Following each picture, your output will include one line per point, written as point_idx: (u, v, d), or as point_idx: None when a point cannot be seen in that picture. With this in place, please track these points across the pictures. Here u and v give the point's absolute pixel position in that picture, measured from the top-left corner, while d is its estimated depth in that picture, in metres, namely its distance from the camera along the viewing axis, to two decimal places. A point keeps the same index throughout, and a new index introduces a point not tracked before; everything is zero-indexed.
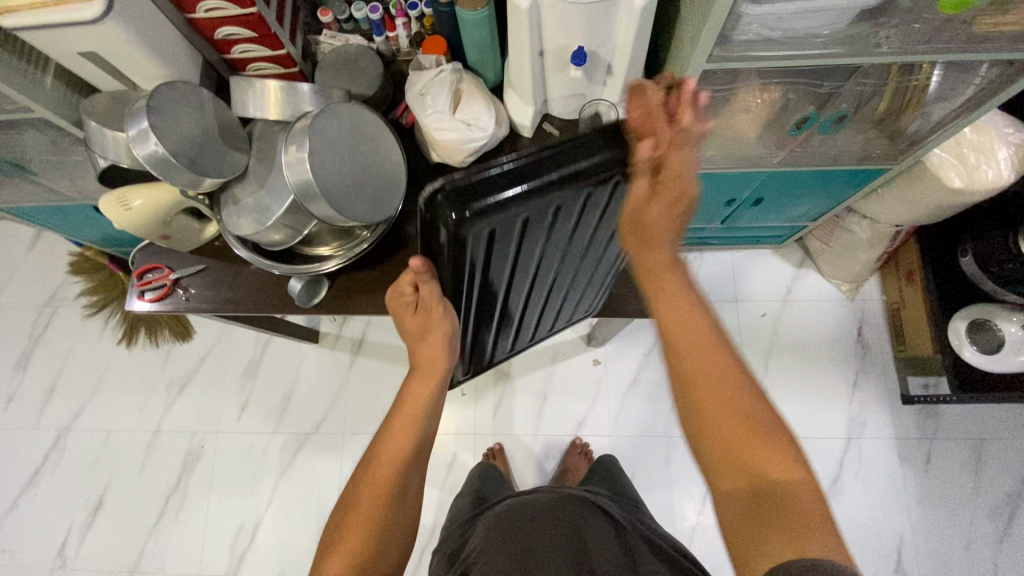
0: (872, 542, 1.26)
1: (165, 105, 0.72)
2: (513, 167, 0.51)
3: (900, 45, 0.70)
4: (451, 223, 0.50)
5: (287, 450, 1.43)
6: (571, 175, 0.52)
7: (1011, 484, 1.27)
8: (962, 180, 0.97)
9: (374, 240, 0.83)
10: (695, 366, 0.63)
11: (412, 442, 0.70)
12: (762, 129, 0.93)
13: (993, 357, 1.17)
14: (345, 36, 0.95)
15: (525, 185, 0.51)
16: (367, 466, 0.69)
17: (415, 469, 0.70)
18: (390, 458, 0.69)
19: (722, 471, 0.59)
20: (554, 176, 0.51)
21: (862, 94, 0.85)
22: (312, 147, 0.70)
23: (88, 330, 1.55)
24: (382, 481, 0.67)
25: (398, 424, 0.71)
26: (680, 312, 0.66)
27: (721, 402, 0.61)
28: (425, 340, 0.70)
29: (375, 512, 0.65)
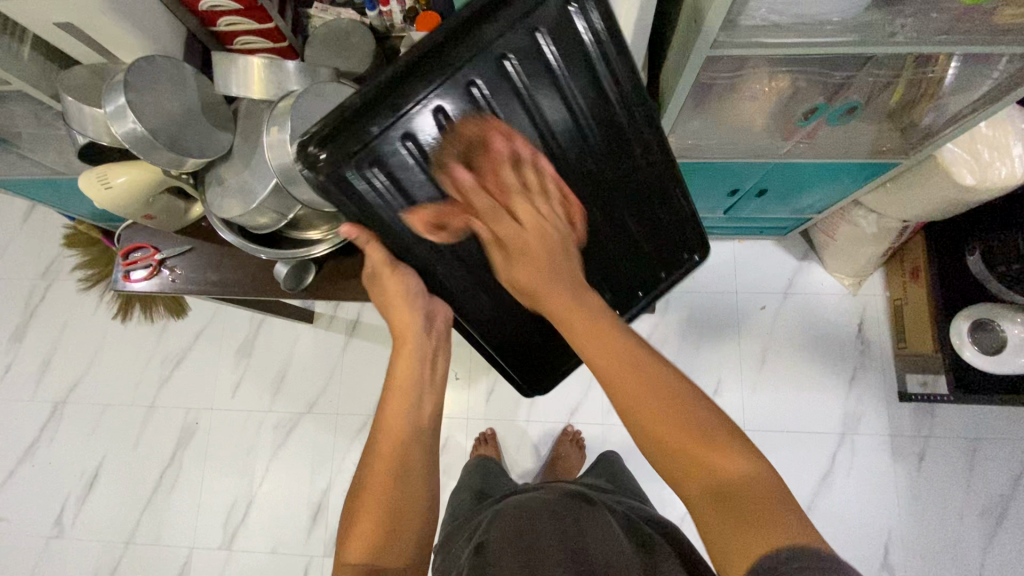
0: (861, 537, 1.26)
1: (142, 80, 0.69)
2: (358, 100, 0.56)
3: (915, 34, 0.67)
4: (321, 170, 0.57)
5: (280, 428, 1.44)
6: (401, 76, 0.56)
7: (1004, 484, 1.27)
8: (974, 178, 0.93)
9: None
10: (612, 372, 0.60)
11: (408, 410, 0.67)
12: (769, 118, 0.89)
13: (997, 357, 1.15)
14: (337, 9, 0.91)
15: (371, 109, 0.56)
16: (369, 450, 0.66)
17: (418, 441, 0.67)
18: (391, 434, 0.66)
19: (679, 478, 0.56)
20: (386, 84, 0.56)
21: (877, 86, 0.81)
22: (294, 128, 0.67)
23: (83, 303, 1.55)
24: (386, 458, 0.64)
25: (388, 398, 0.67)
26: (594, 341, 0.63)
27: (649, 395, 0.58)
28: (392, 307, 0.69)
29: (384, 488, 0.63)
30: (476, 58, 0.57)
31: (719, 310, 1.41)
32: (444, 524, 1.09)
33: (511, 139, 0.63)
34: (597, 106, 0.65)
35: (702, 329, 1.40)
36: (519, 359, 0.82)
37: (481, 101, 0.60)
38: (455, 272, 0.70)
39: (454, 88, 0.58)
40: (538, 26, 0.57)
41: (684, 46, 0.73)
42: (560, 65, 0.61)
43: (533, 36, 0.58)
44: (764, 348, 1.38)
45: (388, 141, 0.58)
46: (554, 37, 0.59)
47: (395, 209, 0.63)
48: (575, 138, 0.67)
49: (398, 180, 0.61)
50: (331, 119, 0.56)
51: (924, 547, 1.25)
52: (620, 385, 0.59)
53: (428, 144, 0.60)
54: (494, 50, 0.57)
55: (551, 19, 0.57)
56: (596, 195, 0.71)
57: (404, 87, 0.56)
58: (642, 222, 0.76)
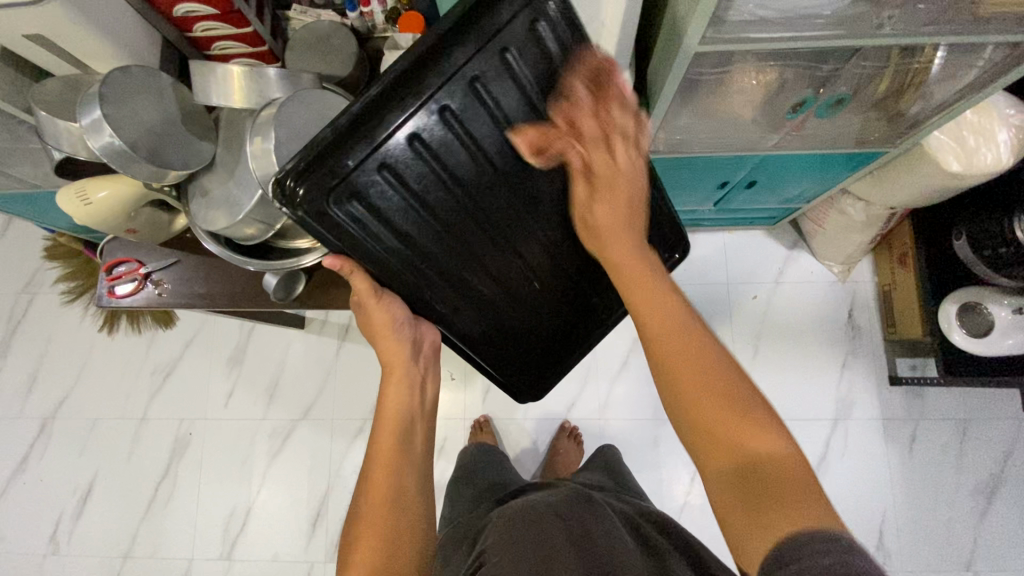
0: (856, 520, 1.28)
1: (119, 92, 0.67)
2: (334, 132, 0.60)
3: (902, 26, 0.66)
4: (303, 202, 0.61)
5: (276, 436, 1.43)
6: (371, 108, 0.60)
7: (993, 463, 1.29)
8: (960, 164, 0.94)
9: None
10: (664, 341, 0.62)
11: (397, 438, 0.69)
12: (757, 110, 0.89)
13: (983, 340, 1.16)
14: (317, 11, 0.89)
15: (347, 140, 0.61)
16: (363, 485, 0.66)
17: (411, 468, 0.68)
18: (385, 463, 0.67)
19: (704, 449, 0.57)
20: (358, 116, 0.60)
21: (863, 77, 0.81)
22: (278, 138, 0.66)
23: (68, 317, 1.52)
24: (380, 487, 0.65)
25: (378, 428, 0.70)
26: (649, 297, 0.66)
27: (688, 371, 0.59)
28: (378, 337, 0.72)
29: (382, 517, 0.63)
30: (443, 84, 0.61)
31: (712, 301, 1.42)
32: (445, 530, 1.08)
33: (484, 156, 0.68)
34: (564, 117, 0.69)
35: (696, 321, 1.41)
36: (509, 372, 0.86)
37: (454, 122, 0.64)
38: (440, 292, 0.74)
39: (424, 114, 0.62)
40: (500, 48, 0.62)
41: (672, 42, 0.73)
42: (525, 80, 0.65)
43: (497, 58, 0.62)
44: (757, 337, 1.39)
45: (363, 171, 0.62)
46: (518, 55, 0.63)
47: (377, 235, 0.67)
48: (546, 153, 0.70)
49: (378, 207, 0.65)
50: (310, 155, 0.60)
51: (917, 525, 1.28)
52: (670, 352, 0.61)
53: (402, 167, 0.64)
54: (461, 74, 0.62)
55: (516, 40, 0.62)
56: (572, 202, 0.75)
57: (377, 117, 0.61)
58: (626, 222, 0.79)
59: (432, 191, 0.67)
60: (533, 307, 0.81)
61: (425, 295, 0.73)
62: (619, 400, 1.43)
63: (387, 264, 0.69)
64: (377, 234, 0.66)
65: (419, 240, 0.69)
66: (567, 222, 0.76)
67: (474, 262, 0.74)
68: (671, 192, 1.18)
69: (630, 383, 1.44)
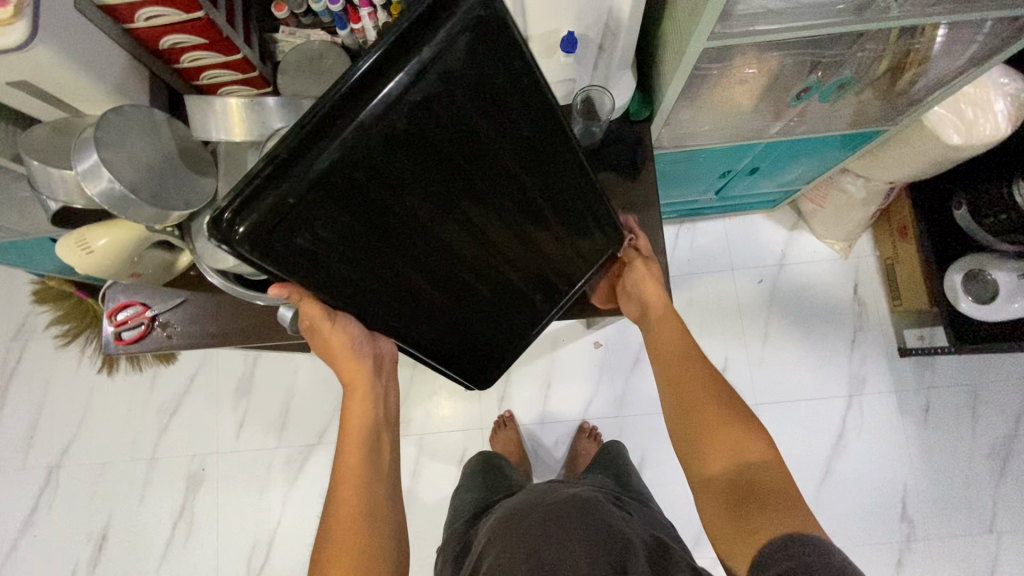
0: (877, 495, 1.30)
1: (114, 134, 0.65)
2: (268, 171, 0.55)
3: (907, 7, 0.66)
4: (242, 245, 0.57)
5: (292, 463, 1.40)
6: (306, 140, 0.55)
7: (1006, 425, 1.32)
8: (960, 136, 0.95)
9: None
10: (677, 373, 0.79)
11: (366, 456, 0.74)
12: (759, 100, 0.89)
13: (987, 306, 1.17)
14: (305, 31, 0.86)
15: (283, 176, 0.56)
16: (337, 502, 0.71)
17: (381, 484, 0.74)
18: (355, 481, 0.72)
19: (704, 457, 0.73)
20: (293, 150, 0.55)
21: (866, 59, 0.81)
22: None
23: (65, 360, 1.47)
24: (352, 506, 0.71)
25: (345, 446, 0.75)
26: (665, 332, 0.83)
27: (707, 400, 0.75)
28: (334, 356, 0.75)
29: (357, 533, 0.69)
30: (380, 110, 0.56)
31: (718, 289, 1.42)
32: (446, 539, 1.03)
33: (428, 180, 0.63)
34: (513, 137, 0.65)
35: (704, 311, 1.41)
36: (464, 368, 0.89)
37: (399, 149, 0.59)
38: (394, 312, 0.74)
39: (366, 145, 0.57)
40: (444, 70, 0.56)
41: (679, 39, 0.72)
42: (472, 101, 0.60)
43: (439, 82, 0.56)
44: (765, 322, 1.40)
45: (304, 208, 0.58)
46: (460, 76, 0.57)
47: (324, 267, 0.64)
48: (495, 170, 0.67)
49: (319, 237, 0.61)
50: (240, 189, 0.55)
51: (937, 493, 1.29)
52: (692, 386, 0.77)
53: (346, 201, 0.60)
54: (404, 100, 0.56)
55: (462, 61, 0.56)
56: (518, 216, 0.73)
57: (314, 150, 0.56)
58: (569, 229, 0.79)
59: (380, 218, 0.64)
60: (481, 316, 0.81)
61: (376, 314, 0.73)
62: (634, 395, 1.42)
63: (338, 294, 0.68)
64: (324, 267, 0.64)
65: (369, 265, 0.67)
66: (516, 230, 0.75)
67: (423, 279, 0.72)
68: (674, 186, 1.17)
69: (643, 377, 1.44)
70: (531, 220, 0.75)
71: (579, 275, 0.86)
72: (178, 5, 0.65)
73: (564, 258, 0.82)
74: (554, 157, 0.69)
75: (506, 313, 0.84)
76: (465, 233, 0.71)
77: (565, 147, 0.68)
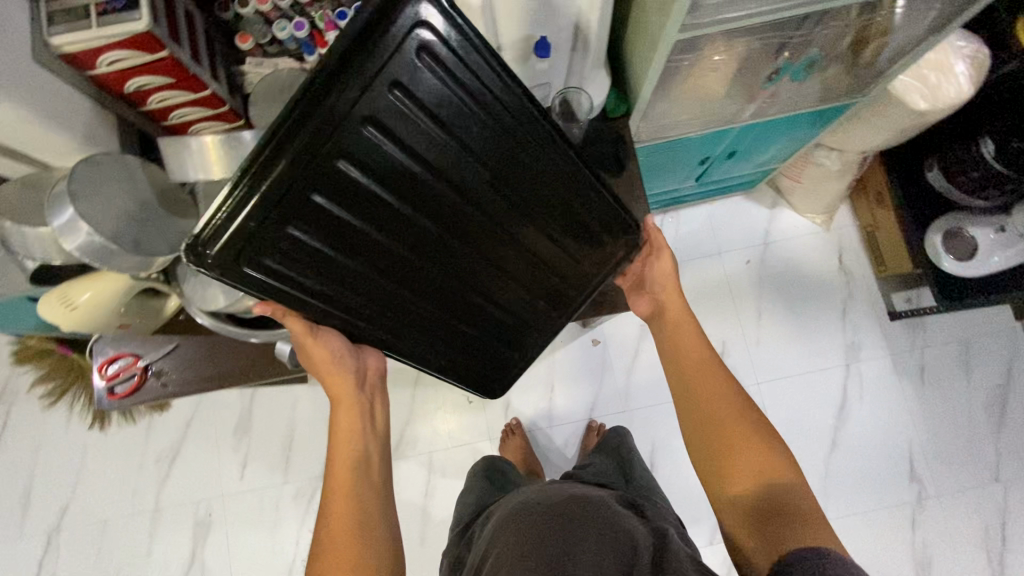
0: (884, 458, 1.32)
1: (88, 185, 0.63)
2: (236, 197, 0.60)
3: None
4: (219, 268, 0.63)
5: (301, 497, 1.38)
6: (269, 164, 0.59)
7: (999, 375, 1.35)
8: (926, 102, 0.97)
9: None
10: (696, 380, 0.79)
11: (355, 470, 0.75)
12: (730, 86, 0.90)
13: (971, 262, 1.20)
14: (272, 61, 0.85)
15: (251, 200, 0.60)
16: (329, 515, 0.71)
17: (372, 499, 0.74)
18: (346, 495, 0.73)
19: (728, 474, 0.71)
20: (255, 175, 0.59)
21: (831, 36, 0.82)
22: None
23: (53, 420, 1.42)
24: (342, 519, 0.70)
25: (336, 460, 0.76)
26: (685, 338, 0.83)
27: (714, 402, 0.76)
28: (320, 369, 0.77)
29: (348, 548, 0.68)
30: (334, 116, 0.58)
31: (708, 274, 1.43)
32: (450, 542, 1.03)
33: (394, 192, 0.66)
34: (475, 140, 0.66)
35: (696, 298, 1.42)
36: (465, 376, 0.91)
37: (359, 164, 0.62)
38: (378, 321, 0.77)
39: (323, 162, 0.61)
40: (389, 82, 0.58)
41: (649, 33, 0.72)
42: (425, 111, 0.62)
43: (387, 95, 0.59)
44: (757, 302, 1.41)
45: (274, 227, 0.63)
46: (409, 87, 0.59)
47: (303, 283, 0.69)
48: (464, 176, 0.68)
49: (295, 245, 0.65)
50: (215, 215, 0.60)
51: (941, 450, 1.32)
52: (701, 389, 0.77)
53: (315, 217, 0.64)
54: (356, 115, 0.59)
55: (407, 72, 0.58)
56: (498, 217, 0.73)
57: (277, 172, 0.59)
58: (562, 222, 0.78)
59: (352, 232, 0.67)
60: (473, 319, 0.84)
61: (361, 326, 0.77)
62: (638, 388, 1.43)
63: (320, 308, 0.72)
64: (304, 282, 0.69)
65: (348, 277, 0.71)
66: (501, 235, 0.75)
67: (406, 288, 0.75)
68: (655, 177, 1.18)
69: (644, 369, 1.44)
70: (514, 222, 0.75)
71: (578, 274, 0.87)
72: (142, 46, 0.64)
73: (558, 257, 0.83)
74: (524, 158, 0.70)
75: (502, 315, 0.86)
76: (446, 241, 0.73)
77: (531, 146, 0.69)
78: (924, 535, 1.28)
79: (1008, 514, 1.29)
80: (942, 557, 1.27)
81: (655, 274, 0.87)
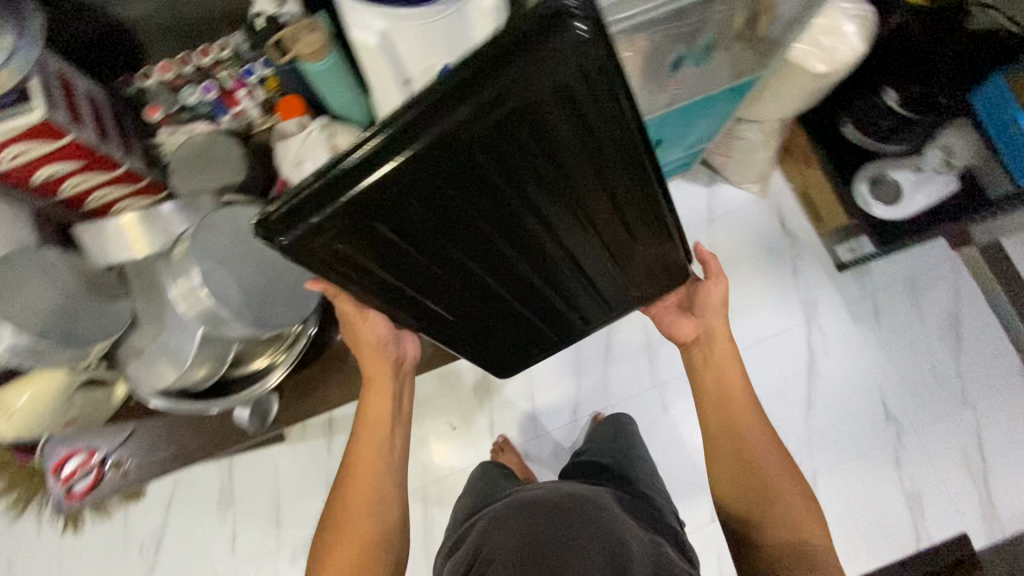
0: (859, 404, 1.38)
1: (16, 285, 0.75)
2: (313, 190, 0.60)
3: None
4: (287, 246, 0.62)
5: (299, 560, 1.33)
6: (366, 165, 0.57)
7: (948, 304, 1.42)
8: (824, 63, 1.03)
9: (308, 332, 0.88)
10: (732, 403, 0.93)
11: (380, 454, 0.89)
12: (640, 79, 0.93)
13: (899, 205, 1.27)
14: (188, 125, 0.99)
15: (338, 193, 0.59)
16: (350, 491, 0.87)
17: (386, 488, 0.88)
18: (366, 480, 0.88)
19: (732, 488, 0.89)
20: (345, 169, 0.58)
21: (722, 14, 0.85)
22: (206, 273, 0.78)
23: (22, 532, 1.35)
24: (361, 509, 0.86)
25: (365, 439, 0.90)
26: (724, 369, 0.95)
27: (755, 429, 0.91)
28: (364, 351, 0.91)
29: (359, 535, 0.84)
30: (451, 133, 0.56)
31: None
32: (448, 531, 1.10)
33: (479, 205, 0.66)
34: (572, 163, 0.65)
35: None
36: (482, 346, 1.02)
37: (455, 178, 0.61)
38: (432, 303, 0.83)
39: (423, 175, 0.59)
40: (512, 108, 0.55)
41: None
42: (535, 136, 0.60)
43: (507, 117, 0.56)
44: None
45: (354, 222, 0.62)
46: (531, 111, 0.57)
47: (362, 270, 0.72)
48: (549, 194, 0.68)
49: (387, 227, 0.65)
50: (292, 196, 0.60)
51: (911, 385, 1.38)
52: (739, 408, 0.93)
53: (394, 219, 0.63)
54: (465, 135, 0.56)
55: (538, 97, 0.55)
56: (568, 225, 0.75)
57: (370, 175, 0.58)
58: (624, 231, 0.80)
59: (428, 233, 0.67)
60: (512, 303, 0.89)
61: (409, 304, 0.82)
62: (616, 383, 1.44)
63: (375, 288, 0.76)
64: (362, 267, 0.71)
65: (410, 266, 0.73)
66: (561, 241, 0.78)
67: (461, 278, 0.78)
68: None
69: (619, 363, 1.45)
70: (578, 230, 0.77)
71: (627, 268, 0.91)
72: (45, 137, 0.80)
73: (609, 256, 0.86)
74: (610, 181, 0.70)
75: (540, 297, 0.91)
76: (510, 245, 0.75)
77: (621, 172, 0.69)
78: (909, 469, 1.35)
79: (981, 431, 1.36)
80: (929, 485, 1.34)
81: (704, 300, 0.98)
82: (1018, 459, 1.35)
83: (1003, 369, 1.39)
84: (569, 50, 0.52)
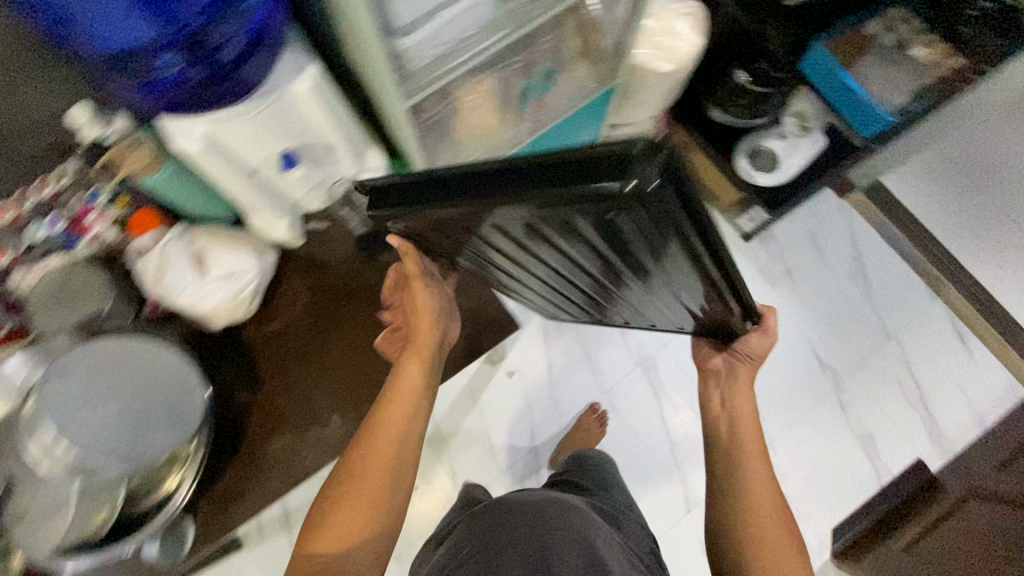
0: (792, 358, 1.47)
1: None
2: (412, 182, 0.63)
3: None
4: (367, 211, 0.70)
5: None
6: (447, 197, 0.60)
7: (848, 248, 1.54)
8: (669, 63, 1.09)
9: (201, 448, 1.03)
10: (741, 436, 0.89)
11: (403, 417, 0.90)
12: (499, 115, 0.98)
13: (778, 171, 1.33)
14: (41, 261, 1.05)
15: (422, 195, 0.62)
16: (369, 436, 0.88)
17: (405, 444, 0.89)
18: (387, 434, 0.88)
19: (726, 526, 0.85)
20: (435, 181, 0.61)
21: (557, 44, 0.92)
22: (94, 417, 0.96)
23: None
24: (379, 453, 0.87)
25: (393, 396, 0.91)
26: (743, 409, 0.92)
27: (755, 458, 0.87)
28: (415, 312, 0.96)
29: (372, 480, 0.85)
30: (530, 211, 0.57)
31: None
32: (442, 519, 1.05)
33: (541, 240, 0.68)
34: (641, 252, 0.64)
35: None
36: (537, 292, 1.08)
37: (524, 228, 0.63)
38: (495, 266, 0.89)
39: (499, 219, 0.61)
40: (586, 216, 0.55)
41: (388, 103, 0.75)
42: (605, 232, 0.59)
43: (584, 219, 0.56)
44: None
45: (433, 222, 0.67)
46: (607, 223, 0.56)
47: (433, 237, 0.78)
48: (613, 256, 0.68)
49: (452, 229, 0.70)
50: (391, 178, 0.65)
51: (835, 330, 1.48)
52: (746, 437, 0.89)
53: (464, 228, 0.68)
54: (535, 214, 0.57)
55: (616, 217, 0.54)
56: (631, 270, 0.76)
57: (446, 204, 0.61)
58: (682, 292, 0.79)
59: (491, 240, 0.72)
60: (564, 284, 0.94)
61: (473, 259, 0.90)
62: (567, 397, 1.46)
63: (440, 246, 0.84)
64: (440, 236, 0.77)
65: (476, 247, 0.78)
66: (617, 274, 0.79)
67: (516, 261, 0.83)
68: None
69: (565, 378, 1.48)
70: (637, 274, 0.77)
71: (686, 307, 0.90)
72: None
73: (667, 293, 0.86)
74: (674, 272, 0.67)
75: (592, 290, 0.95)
76: (564, 262, 0.78)
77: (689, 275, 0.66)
78: (855, 411, 1.43)
79: (908, 359, 1.47)
80: (874, 421, 1.43)
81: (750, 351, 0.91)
82: (944, 377, 1.46)
83: (911, 297, 1.51)
84: (656, 205, 0.49)
